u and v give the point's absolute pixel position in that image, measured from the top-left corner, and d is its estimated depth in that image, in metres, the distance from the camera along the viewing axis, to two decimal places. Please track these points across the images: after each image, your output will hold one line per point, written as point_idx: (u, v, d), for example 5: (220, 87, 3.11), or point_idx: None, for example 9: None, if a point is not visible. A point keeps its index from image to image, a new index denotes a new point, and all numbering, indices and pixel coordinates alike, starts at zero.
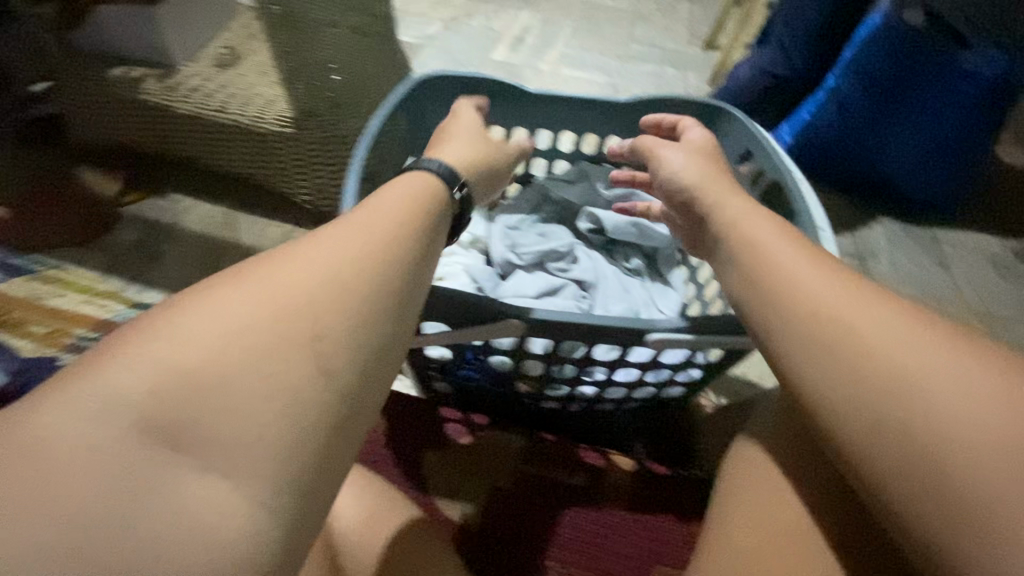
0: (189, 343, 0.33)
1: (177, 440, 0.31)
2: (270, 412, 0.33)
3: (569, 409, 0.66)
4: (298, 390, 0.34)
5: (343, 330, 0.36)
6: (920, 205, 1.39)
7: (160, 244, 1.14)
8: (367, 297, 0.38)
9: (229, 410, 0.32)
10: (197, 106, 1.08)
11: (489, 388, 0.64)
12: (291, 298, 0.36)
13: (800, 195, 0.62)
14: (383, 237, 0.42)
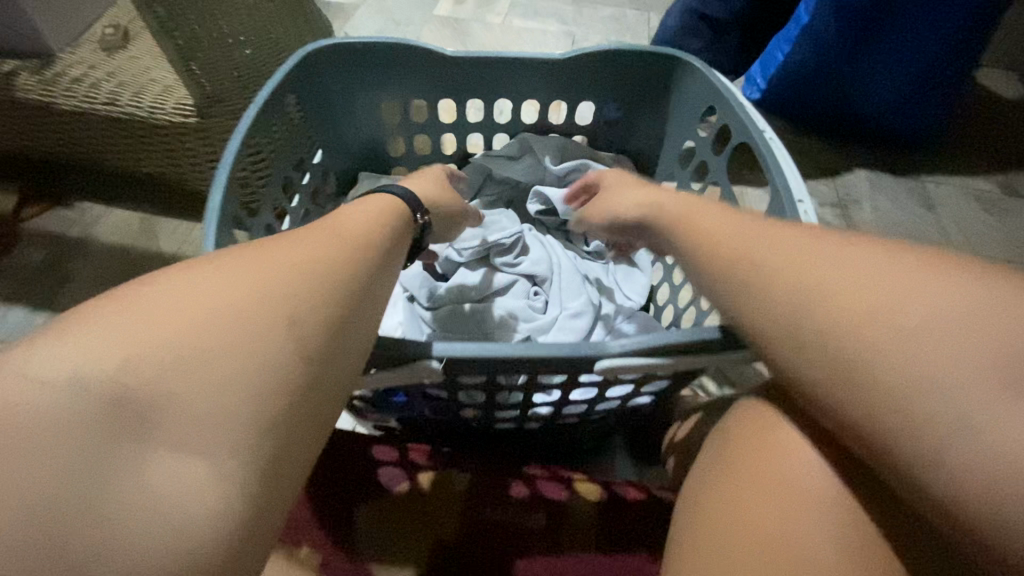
0: (159, 317, 0.31)
1: (149, 421, 0.28)
2: (240, 398, 0.30)
3: (527, 428, 0.58)
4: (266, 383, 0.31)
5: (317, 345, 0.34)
6: (902, 143, 1.31)
7: (70, 262, 1.01)
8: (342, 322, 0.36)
9: (198, 374, 0.30)
10: (83, 100, 0.93)
11: (430, 417, 0.55)
12: (270, 301, 0.34)
13: (772, 161, 0.51)
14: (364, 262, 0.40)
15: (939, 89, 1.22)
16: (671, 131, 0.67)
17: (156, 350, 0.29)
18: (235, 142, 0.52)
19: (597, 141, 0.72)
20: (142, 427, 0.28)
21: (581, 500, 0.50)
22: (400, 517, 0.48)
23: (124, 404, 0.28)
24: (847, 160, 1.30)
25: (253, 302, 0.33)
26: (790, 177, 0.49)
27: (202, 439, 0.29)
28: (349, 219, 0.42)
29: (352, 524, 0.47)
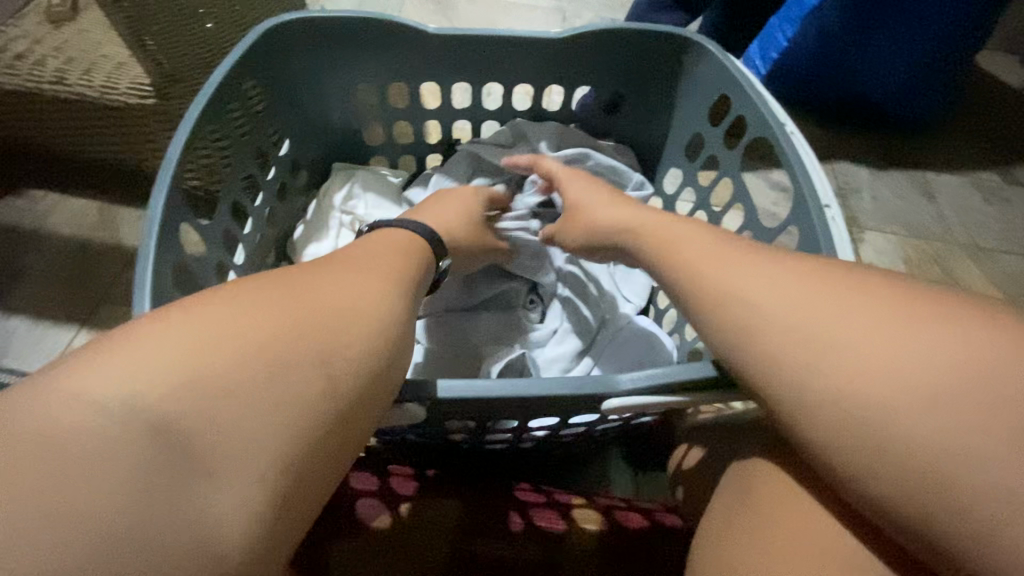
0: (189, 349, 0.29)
1: (213, 443, 0.27)
2: (294, 426, 0.30)
3: (522, 448, 0.54)
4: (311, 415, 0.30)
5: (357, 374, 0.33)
6: (901, 130, 1.27)
7: (21, 255, 0.93)
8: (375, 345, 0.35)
9: (263, 404, 0.29)
10: (27, 79, 0.84)
11: (415, 441, 0.50)
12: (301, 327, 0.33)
13: (795, 159, 0.46)
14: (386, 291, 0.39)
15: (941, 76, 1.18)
16: (677, 121, 0.62)
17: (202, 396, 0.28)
18: (185, 134, 0.46)
19: (598, 133, 0.66)
20: (209, 445, 0.27)
21: (581, 533, 0.45)
22: (380, 551, 0.43)
23: (194, 426, 0.27)
24: (846, 147, 1.25)
25: (287, 332, 0.32)
26: (814, 179, 0.45)
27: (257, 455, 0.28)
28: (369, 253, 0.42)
29: (330, 558, 0.43)
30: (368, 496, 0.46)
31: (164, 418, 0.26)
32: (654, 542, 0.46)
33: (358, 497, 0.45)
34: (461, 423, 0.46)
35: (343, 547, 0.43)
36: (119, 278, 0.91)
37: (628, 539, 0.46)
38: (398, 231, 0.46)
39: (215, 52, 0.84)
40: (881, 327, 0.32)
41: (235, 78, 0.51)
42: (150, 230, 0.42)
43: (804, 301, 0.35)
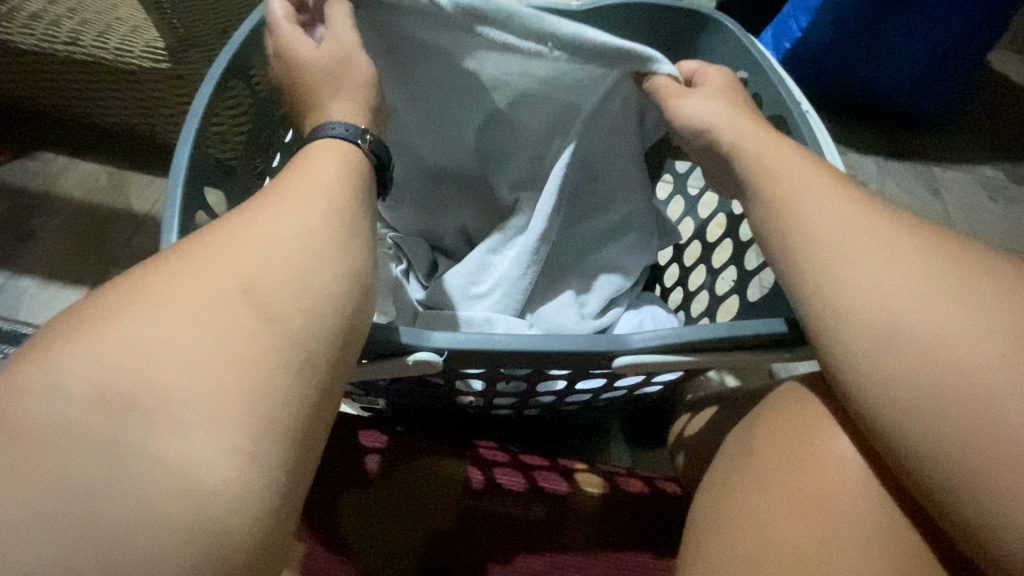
0: (119, 328, 0.27)
1: (156, 405, 0.26)
2: (243, 381, 0.28)
3: (526, 414, 0.55)
4: (269, 372, 0.28)
5: (312, 311, 0.31)
6: (910, 123, 1.27)
7: (31, 219, 0.93)
8: (326, 276, 0.32)
9: (206, 370, 0.27)
10: (41, 39, 0.84)
11: (423, 402, 0.51)
12: (245, 273, 0.30)
13: (807, 136, 0.47)
14: (329, 206, 0.35)
15: (954, 69, 1.18)
16: None
17: (150, 374, 0.27)
18: (209, 91, 0.47)
19: None
20: (154, 411, 0.26)
21: (583, 496, 0.47)
22: (389, 505, 0.45)
23: (132, 404, 0.26)
24: (854, 139, 1.25)
25: (232, 274, 0.30)
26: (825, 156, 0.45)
27: (211, 416, 0.27)
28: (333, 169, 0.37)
29: (340, 510, 0.44)
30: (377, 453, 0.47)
31: (111, 398, 0.26)
32: (654, 508, 0.47)
33: (367, 452, 0.47)
34: (470, 385, 0.47)
35: (353, 500, 0.45)
36: (129, 245, 0.92)
37: (629, 502, 0.47)
38: (336, 145, 0.39)
39: (231, 18, 0.84)
40: (893, 295, 0.33)
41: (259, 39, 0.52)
42: (178, 187, 0.43)
43: (817, 270, 0.36)
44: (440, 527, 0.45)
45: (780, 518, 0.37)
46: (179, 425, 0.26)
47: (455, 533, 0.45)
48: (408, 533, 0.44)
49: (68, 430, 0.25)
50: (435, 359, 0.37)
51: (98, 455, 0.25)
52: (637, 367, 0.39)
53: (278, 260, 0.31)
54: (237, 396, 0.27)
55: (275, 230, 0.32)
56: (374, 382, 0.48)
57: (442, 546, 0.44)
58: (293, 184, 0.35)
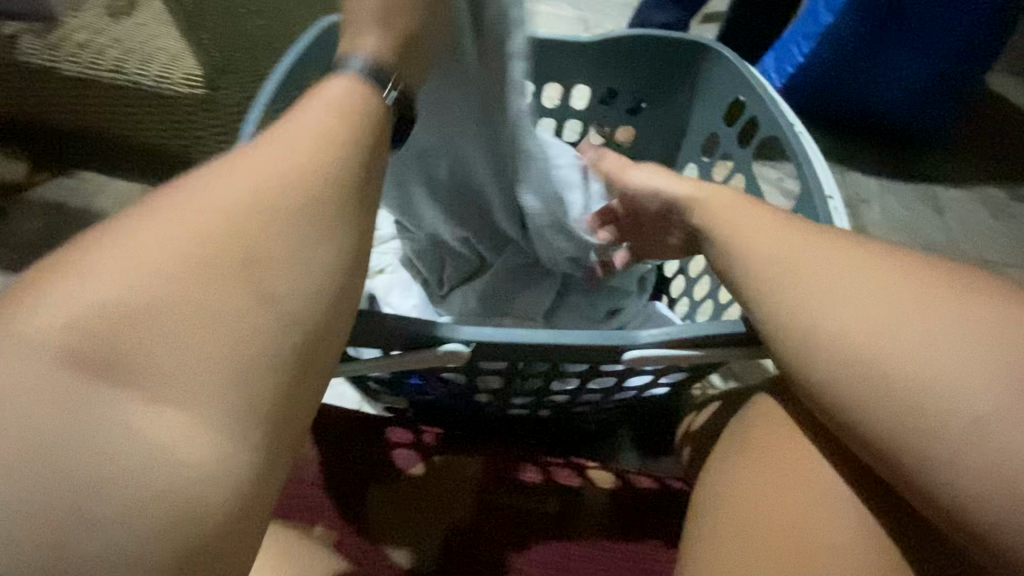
0: (108, 265, 0.32)
1: (130, 352, 0.31)
2: (215, 346, 0.32)
3: (540, 415, 0.57)
4: (238, 337, 0.33)
5: (274, 274, 0.34)
6: (911, 143, 1.31)
7: (70, 234, 0.99)
8: (293, 236, 0.35)
9: (182, 329, 0.32)
10: (89, 67, 0.91)
11: (444, 402, 0.54)
12: (221, 226, 0.34)
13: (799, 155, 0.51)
14: (307, 159, 0.37)
15: (952, 92, 1.22)
16: (694, 124, 0.67)
17: (134, 321, 0.31)
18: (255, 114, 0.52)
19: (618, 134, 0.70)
20: (131, 358, 0.31)
21: (594, 491, 0.50)
22: (411, 496, 0.48)
23: (114, 347, 0.31)
24: (856, 159, 1.29)
25: (211, 225, 0.34)
26: (817, 173, 0.49)
27: (183, 380, 0.31)
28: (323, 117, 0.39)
29: (365, 500, 0.47)
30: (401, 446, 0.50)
31: (94, 342, 0.31)
32: (661, 504, 0.50)
33: (392, 446, 0.50)
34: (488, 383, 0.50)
35: (378, 491, 0.48)
36: None
37: (638, 497, 0.50)
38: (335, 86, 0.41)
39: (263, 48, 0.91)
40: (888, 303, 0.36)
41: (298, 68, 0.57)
42: None
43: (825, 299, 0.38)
44: (462, 514, 0.48)
45: (781, 506, 0.40)
46: (159, 374, 0.31)
47: (473, 527, 0.47)
48: (429, 523, 0.47)
49: (54, 369, 0.30)
50: (461, 349, 0.40)
51: (86, 395, 0.30)
52: (646, 358, 0.42)
53: (255, 214, 0.35)
54: (212, 356, 0.32)
55: (265, 178, 0.36)
56: (399, 381, 0.51)
57: (461, 537, 0.47)
58: (278, 138, 0.38)
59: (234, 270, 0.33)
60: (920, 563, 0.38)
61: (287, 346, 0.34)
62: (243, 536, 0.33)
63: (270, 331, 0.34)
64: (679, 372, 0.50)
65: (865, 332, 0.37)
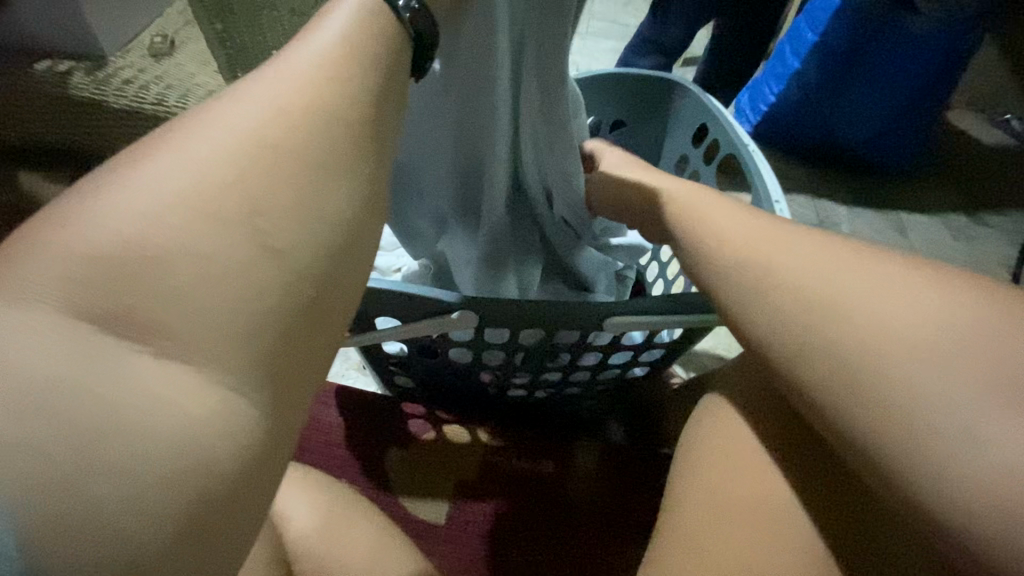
0: (108, 225, 0.28)
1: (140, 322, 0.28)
2: (238, 298, 0.29)
3: (536, 397, 0.64)
4: (262, 288, 0.29)
5: (303, 217, 0.31)
6: (878, 172, 1.43)
7: None
8: (318, 182, 0.32)
9: (204, 287, 0.28)
10: (134, 100, 1.02)
11: (448, 382, 0.61)
12: (238, 176, 0.30)
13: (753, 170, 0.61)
14: (325, 94, 0.33)
15: (913, 126, 1.34)
16: (669, 147, 0.77)
17: (148, 283, 0.28)
18: None
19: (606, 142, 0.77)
20: (140, 328, 0.28)
21: (577, 458, 0.61)
22: (426, 461, 0.60)
23: (120, 318, 0.27)
24: (827, 186, 1.40)
25: (226, 174, 0.30)
26: (767, 184, 0.59)
27: (204, 343, 0.28)
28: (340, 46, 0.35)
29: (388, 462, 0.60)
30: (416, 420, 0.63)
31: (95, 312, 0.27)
32: (633, 467, 0.61)
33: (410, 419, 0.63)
34: (490, 358, 0.57)
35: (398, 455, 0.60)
36: None
37: (613, 463, 0.61)
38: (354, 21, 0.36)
39: None
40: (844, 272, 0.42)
41: None
42: None
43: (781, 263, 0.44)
44: (471, 473, 0.60)
45: (729, 451, 0.50)
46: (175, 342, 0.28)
47: (477, 484, 0.59)
48: (441, 482, 0.59)
49: (45, 361, 0.26)
50: (468, 315, 0.48)
51: (88, 362, 0.26)
52: (624, 325, 0.50)
53: (273, 159, 0.31)
54: (233, 318, 0.29)
55: (277, 106, 0.32)
56: (413, 358, 0.58)
57: (467, 491, 0.59)
58: (280, 72, 0.34)
59: (239, 210, 0.30)
60: (844, 497, 0.47)
61: (295, 299, 0.31)
62: (256, 505, 0.30)
63: (279, 276, 0.30)
64: (657, 349, 0.58)
65: (824, 295, 0.41)
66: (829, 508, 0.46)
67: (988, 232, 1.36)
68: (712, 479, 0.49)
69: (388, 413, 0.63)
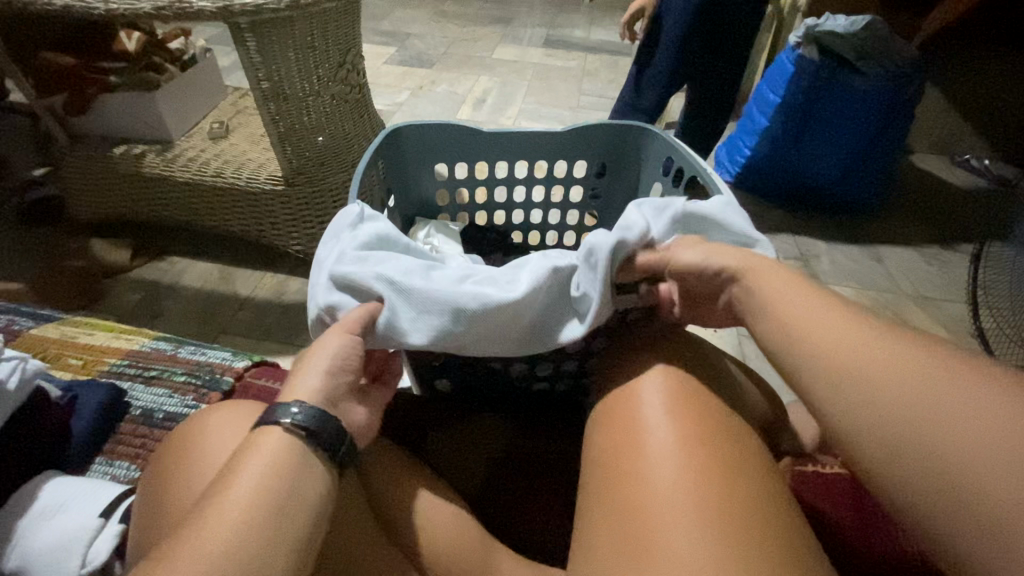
0: (183, 543, 0.37)
1: (211, 514, 0.39)
2: (262, 532, 0.39)
3: (555, 390, 0.78)
4: (274, 519, 0.40)
5: (266, 498, 0.40)
6: (850, 209, 1.55)
7: (161, 302, 1.20)
8: (271, 513, 0.40)
9: (241, 542, 0.38)
10: (195, 173, 1.20)
11: (481, 375, 0.74)
12: (225, 530, 0.38)
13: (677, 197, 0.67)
14: (255, 497, 0.40)
15: (876, 164, 1.48)
16: (643, 178, 0.93)
17: (211, 542, 0.37)
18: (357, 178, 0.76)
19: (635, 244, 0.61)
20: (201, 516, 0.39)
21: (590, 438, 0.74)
22: (457, 450, 0.73)
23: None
24: (804, 224, 1.53)
25: (219, 545, 0.37)
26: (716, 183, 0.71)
27: (242, 504, 0.40)
28: (260, 483, 0.41)
29: (429, 443, 0.73)
30: (456, 417, 0.77)
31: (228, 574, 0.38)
32: None
33: (449, 419, 0.76)
34: None
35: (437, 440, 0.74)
36: (234, 318, 1.17)
37: None
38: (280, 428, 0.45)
39: (330, 158, 1.18)
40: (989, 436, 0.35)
41: (378, 156, 0.84)
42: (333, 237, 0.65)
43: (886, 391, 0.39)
44: (498, 452, 0.74)
45: (610, 483, 0.51)
46: (237, 516, 0.39)
47: (501, 456, 0.73)
48: (476, 462, 0.72)
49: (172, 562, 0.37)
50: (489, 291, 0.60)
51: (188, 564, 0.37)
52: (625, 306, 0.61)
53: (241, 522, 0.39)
54: (264, 509, 0.40)
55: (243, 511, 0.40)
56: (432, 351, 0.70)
57: (499, 464, 0.72)
58: (226, 503, 0.40)
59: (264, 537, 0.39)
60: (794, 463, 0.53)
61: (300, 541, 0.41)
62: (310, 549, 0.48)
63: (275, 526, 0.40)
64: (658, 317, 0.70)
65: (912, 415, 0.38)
66: (696, 457, 0.49)
67: (963, 256, 1.43)
68: (607, 514, 0.49)
69: (417, 412, 0.76)
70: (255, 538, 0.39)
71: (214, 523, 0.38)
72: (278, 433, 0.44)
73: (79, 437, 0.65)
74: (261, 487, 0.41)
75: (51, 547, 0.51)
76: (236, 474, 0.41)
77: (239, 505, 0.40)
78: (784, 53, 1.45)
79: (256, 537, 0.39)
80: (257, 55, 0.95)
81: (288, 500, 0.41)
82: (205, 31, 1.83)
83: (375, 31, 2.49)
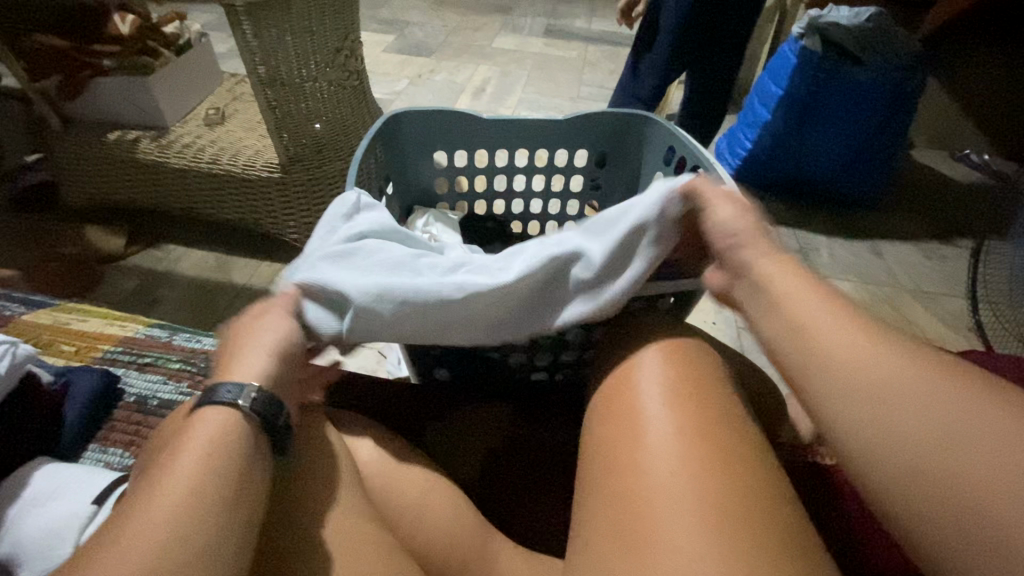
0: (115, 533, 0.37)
1: (141, 502, 0.38)
2: (193, 515, 0.38)
3: (554, 380, 0.78)
4: (207, 502, 0.39)
5: (200, 481, 0.40)
6: (850, 203, 1.55)
7: (156, 290, 1.19)
8: (204, 496, 0.39)
9: (171, 525, 0.37)
10: (190, 160, 1.18)
11: (480, 365, 0.74)
12: (156, 514, 0.37)
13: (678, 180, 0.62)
14: (188, 480, 0.40)
15: (876, 158, 1.47)
16: (645, 169, 0.92)
17: (139, 529, 0.36)
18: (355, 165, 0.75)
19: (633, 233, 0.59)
20: (131, 505, 0.38)
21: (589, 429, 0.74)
22: (455, 439, 0.73)
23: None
24: (804, 217, 1.52)
25: (149, 530, 0.36)
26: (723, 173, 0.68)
27: (173, 489, 0.39)
28: (193, 466, 0.40)
29: (426, 433, 0.73)
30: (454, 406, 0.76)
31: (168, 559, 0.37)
32: None
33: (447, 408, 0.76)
34: None
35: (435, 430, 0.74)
36: (231, 306, 1.16)
37: None
38: (215, 413, 0.44)
39: (328, 145, 1.17)
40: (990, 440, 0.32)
41: (377, 142, 0.83)
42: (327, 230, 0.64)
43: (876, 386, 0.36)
44: (496, 443, 0.73)
45: (607, 478, 0.50)
46: (169, 501, 0.38)
47: (499, 446, 0.73)
48: (474, 452, 0.72)
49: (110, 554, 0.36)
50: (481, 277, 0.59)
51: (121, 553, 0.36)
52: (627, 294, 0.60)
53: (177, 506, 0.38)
54: (195, 491, 0.39)
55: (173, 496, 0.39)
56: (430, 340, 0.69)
57: (497, 454, 0.72)
58: (157, 490, 0.39)
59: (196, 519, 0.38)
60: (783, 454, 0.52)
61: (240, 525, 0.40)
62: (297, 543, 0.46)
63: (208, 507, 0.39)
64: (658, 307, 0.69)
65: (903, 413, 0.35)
66: (696, 450, 0.49)
67: (961, 252, 1.43)
68: (603, 509, 0.49)
69: (416, 401, 0.76)
70: (187, 521, 0.38)
71: (145, 510, 0.38)
72: (215, 415, 0.44)
73: (71, 424, 0.64)
74: (195, 470, 0.40)
75: (42, 534, 0.50)
76: (170, 463, 0.41)
77: (170, 489, 0.39)
78: (788, 44, 1.43)
79: (188, 521, 0.38)
80: (254, 40, 0.93)
81: (222, 483, 0.41)
82: (202, 15, 1.80)
83: (373, 18, 2.46)
